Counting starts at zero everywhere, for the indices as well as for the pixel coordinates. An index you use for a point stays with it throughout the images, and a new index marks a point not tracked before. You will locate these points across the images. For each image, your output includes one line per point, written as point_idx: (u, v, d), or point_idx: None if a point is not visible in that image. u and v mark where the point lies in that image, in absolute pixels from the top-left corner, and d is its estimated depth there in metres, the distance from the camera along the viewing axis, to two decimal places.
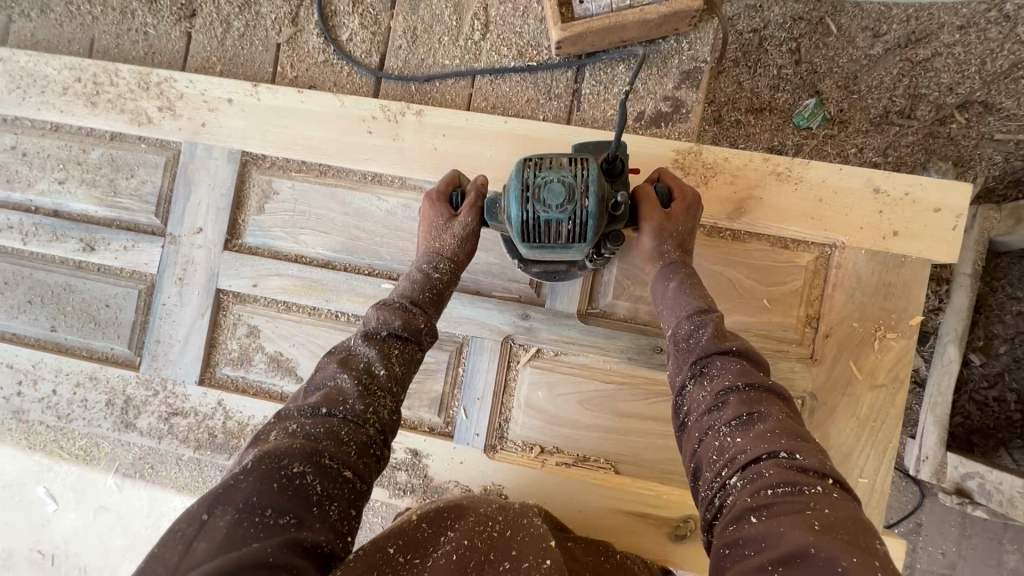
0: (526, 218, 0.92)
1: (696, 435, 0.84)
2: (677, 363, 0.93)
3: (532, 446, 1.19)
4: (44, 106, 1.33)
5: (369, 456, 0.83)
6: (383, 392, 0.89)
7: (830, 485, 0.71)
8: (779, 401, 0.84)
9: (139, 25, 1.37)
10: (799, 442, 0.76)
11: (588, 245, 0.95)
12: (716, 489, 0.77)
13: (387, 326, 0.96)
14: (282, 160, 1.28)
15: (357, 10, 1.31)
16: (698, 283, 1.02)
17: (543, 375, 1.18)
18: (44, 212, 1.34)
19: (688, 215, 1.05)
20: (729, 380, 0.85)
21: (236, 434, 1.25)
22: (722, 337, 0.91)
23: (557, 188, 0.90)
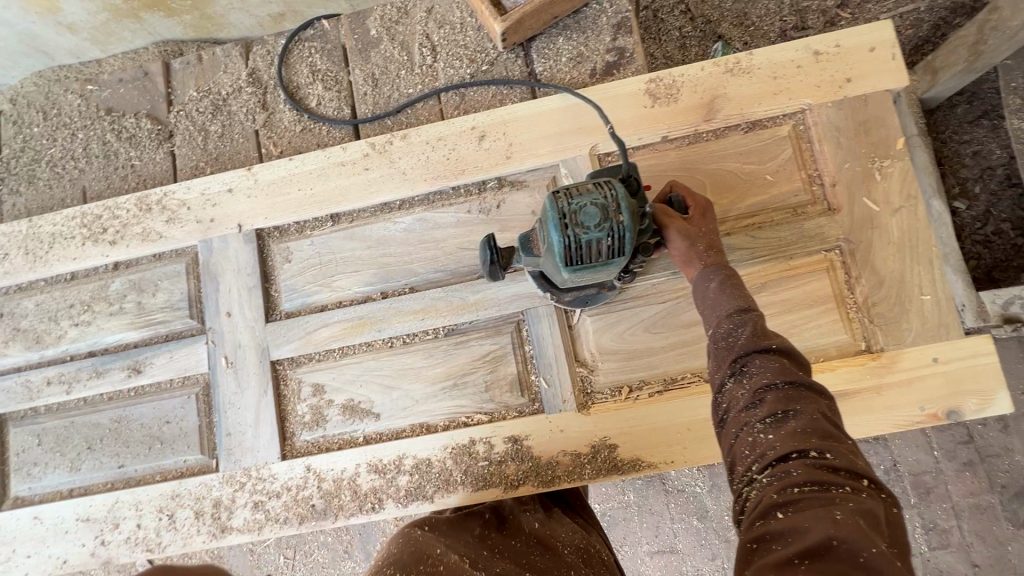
0: (568, 242, 0.93)
1: (733, 429, 0.80)
2: (714, 360, 0.87)
3: (620, 388, 1.20)
4: (55, 259, 1.38)
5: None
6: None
7: (864, 484, 0.68)
8: (819, 396, 0.79)
9: (125, 161, 1.47)
10: (831, 440, 0.72)
11: (627, 258, 0.97)
12: (743, 480, 0.74)
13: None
14: (294, 224, 1.35)
15: (317, 78, 1.44)
16: (738, 283, 0.96)
17: (604, 318, 1.22)
18: (82, 358, 1.36)
19: (708, 220, 1.08)
20: (768, 379, 0.79)
21: (335, 495, 1.22)
22: (763, 334, 0.85)
23: (593, 209, 0.93)
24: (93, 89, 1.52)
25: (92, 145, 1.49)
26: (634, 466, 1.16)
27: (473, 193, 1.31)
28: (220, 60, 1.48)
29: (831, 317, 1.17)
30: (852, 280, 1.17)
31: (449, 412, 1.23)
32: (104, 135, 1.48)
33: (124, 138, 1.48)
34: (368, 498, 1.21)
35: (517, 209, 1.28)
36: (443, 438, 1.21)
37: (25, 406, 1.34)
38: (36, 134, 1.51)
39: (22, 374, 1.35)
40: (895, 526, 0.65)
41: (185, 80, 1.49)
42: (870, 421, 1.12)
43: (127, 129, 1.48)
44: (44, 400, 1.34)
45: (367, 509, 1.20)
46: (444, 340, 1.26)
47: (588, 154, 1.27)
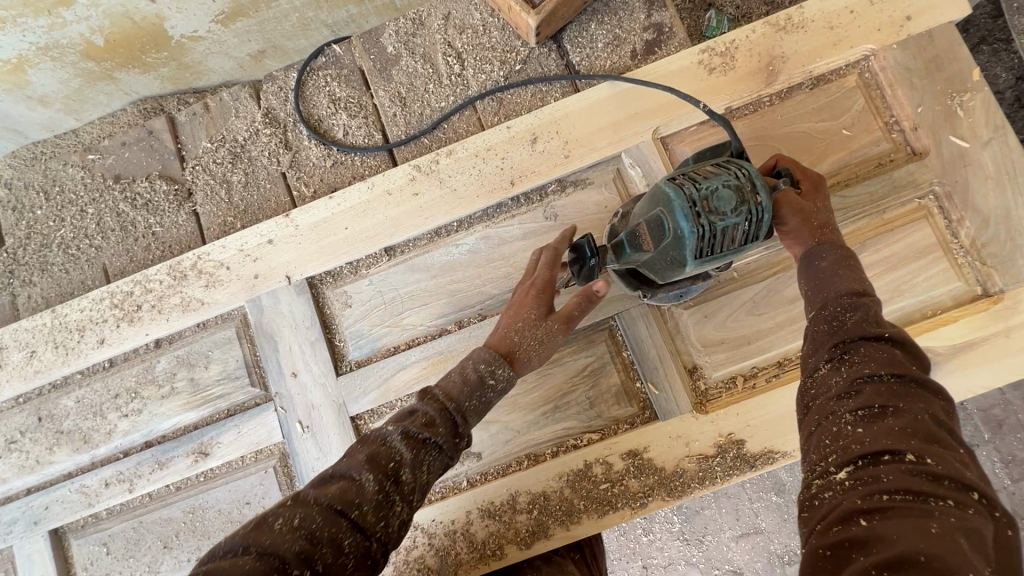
0: (703, 232, 0.83)
1: (817, 417, 0.73)
2: (810, 345, 0.80)
3: (733, 380, 1.13)
4: (89, 348, 1.26)
5: (364, 568, 0.73)
6: (397, 507, 0.79)
7: (971, 500, 0.58)
8: (937, 399, 0.69)
9: (145, 229, 1.35)
10: (937, 448, 0.63)
11: (757, 245, 0.89)
12: (818, 475, 0.67)
13: (472, 398, 0.92)
14: (347, 266, 1.24)
15: (338, 107, 1.34)
16: (850, 264, 0.86)
17: (702, 308, 1.14)
18: (139, 449, 1.24)
19: (821, 194, 0.97)
20: (868, 370, 0.72)
21: (449, 548, 1.12)
22: (873, 321, 0.77)
23: (727, 193, 0.84)
24: (94, 158, 1.40)
25: (104, 218, 1.37)
26: (766, 459, 1.08)
27: (534, 201, 1.22)
28: (230, 105, 1.38)
29: (939, 266, 1.10)
30: (954, 224, 1.11)
31: (554, 437, 1.14)
32: (116, 206, 1.37)
33: (139, 204, 1.36)
34: (486, 545, 1.11)
35: (585, 209, 1.20)
36: (556, 467, 1.12)
37: (87, 513, 1.22)
38: (40, 217, 1.39)
39: (78, 479, 1.23)
40: (999, 553, 0.56)
41: (194, 132, 1.38)
42: (1004, 367, 1.06)
43: (141, 195, 1.36)
44: (105, 504, 1.22)
45: (487, 557, 1.10)
46: None
47: (651, 139, 1.19)
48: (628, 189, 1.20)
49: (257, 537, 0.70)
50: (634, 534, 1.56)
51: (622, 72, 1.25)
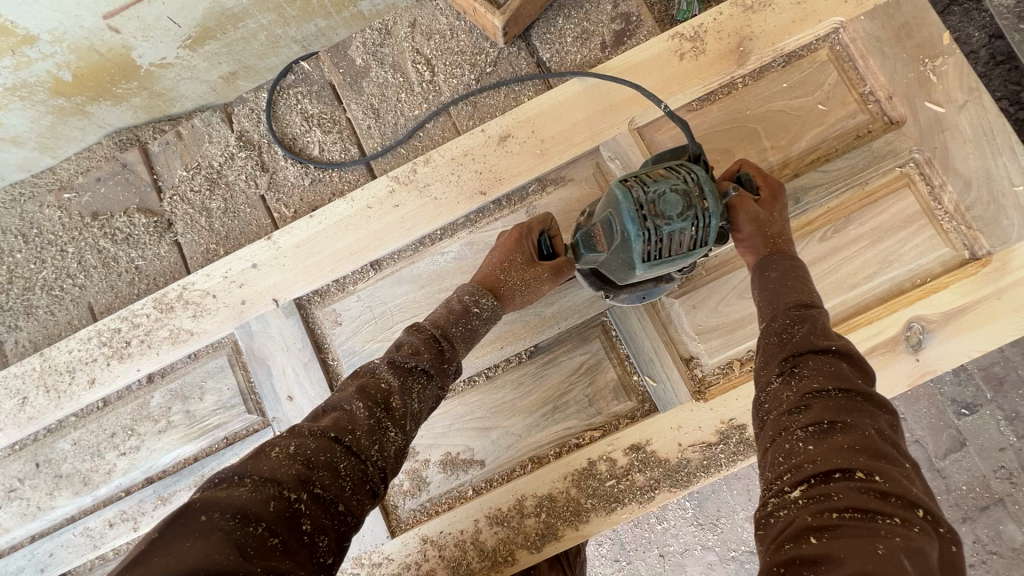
0: (648, 235, 0.85)
1: (772, 432, 0.77)
2: (764, 358, 0.86)
3: (730, 365, 1.12)
4: (81, 389, 1.25)
5: (364, 491, 0.77)
6: (393, 430, 0.83)
7: (917, 518, 0.62)
8: (884, 414, 0.74)
9: (127, 264, 1.34)
10: (884, 464, 0.67)
11: (706, 249, 0.91)
12: (773, 493, 0.70)
13: (456, 326, 0.99)
14: (333, 284, 1.24)
15: (311, 124, 1.33)
16: (797, 276, 0.93)
17: (693, 296, 1.13)
18: (141, 487, 1.23)
19: (777, 201, 1.04)
20: (818, 385, 0.77)
21: (460, 559, 1.11)
22: (824, 335, 0.82)
23: (674, 197, 0.86)
24: (70, 196, 1.39)
25: (86, 256, 1.36)
26: None
27: (516, 202, 1.22)
28: (203, 131, 1.37)
29: (925, 234, 1.10)
30: (937, 190, 1.11)
31: (556, 437, 1.14)
32: (96, 243, 1.36)
33: (120, 240, 1.35)
34: (498, 552, 1.10)
35: (568, 206, 1.20)
36: (560, 467, 1.11)
37: (94, 555, 1.21)
38: (20, 260, 1.38)
39: (82, 522, 1.22)
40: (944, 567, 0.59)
41: (169, 162, 1.37)
42: (998, 329, 1.06)
43: (121, 230, 1.35)
44: (112, 544, 1.21)
45: (500, 564, 1.10)
46: (529, 363, 1.16)
47: (628, 130, 1.18)
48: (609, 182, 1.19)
49: (254, 464, 0.71)
50: (646, 524, 1.56)
51: (594, 66, 1.24)
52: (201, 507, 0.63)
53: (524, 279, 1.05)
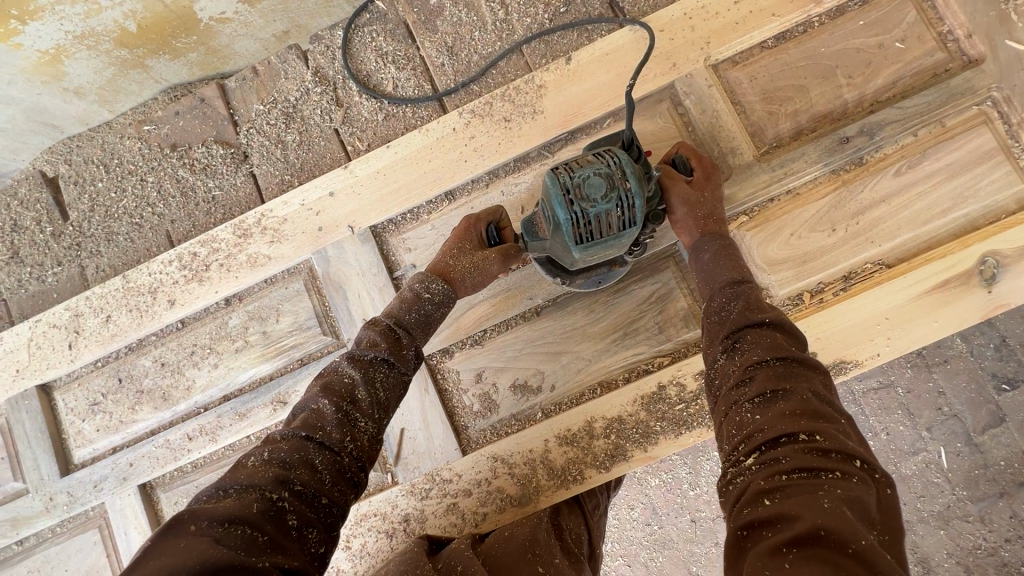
0: (576, 219, 0.90)
1: (724, 406, 0.84)
2: (709, 338, 0.93)
3: (800, 295, 1.15)
4: (161, 309, 1.30)
5: (345, 481, 0.83)
6: (363, 419, 0.89)
7: (855, 468, 0.67)
8: (816, 375, 0.80)
9: (204, 193, 1.39)
10: (821, 422, 0.73)
11: (638, 227, 0.95)
12: (733, 464, 0.76)
13: (411, 313, 1.02)
14: (408, 214, 1.27)
15: (385, 61, 1.36)
16: (732, 255, 1.01)
17: (763, 229, 1.16)
18: (217, 404, 1.28)
19: (712, 184, 1.09)
20: (758, 356, 0.83)
21: (529, 477, 1.15)
22: (756, 310, 0.89)
23: (597, 180, 0.90)
24: (150, 128, 1.44)
25: (165, 186, 1.41)
26: (838, 369, 1.11)
27: (589, 136, 1.24)
28: (279, 67, 1.41)
29: (1001, 171, 1.11)
30: (1015, 128, 1.11)
31: (626, 363, 1.17)
32: (175, 173, 1.41)
33: (198, 170, 1.40)
34: (567, 471, 1.14)
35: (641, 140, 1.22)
36: (630, 392, 1.14)
37: (172, 467, 1.27)
38: (101, 189, 1.43)
39: (162, 435, 1.28)
40: (887, 512, 0.64)
41: (246, 97, 1.41)
42: None
43: (199, 160, 1.40)
44: (189, 456, 1.26)
45: (569, 482, 1.13)
46: (599, 292, 1.19)
47: (704, 67, 1.20)
48: (683, 117, 1.22)
49: (235, 475, 0.77)
50: (678, 488, 1.57)
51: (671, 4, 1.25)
52: (189, 517, 0.68)
53: (474, 261, 1.08)
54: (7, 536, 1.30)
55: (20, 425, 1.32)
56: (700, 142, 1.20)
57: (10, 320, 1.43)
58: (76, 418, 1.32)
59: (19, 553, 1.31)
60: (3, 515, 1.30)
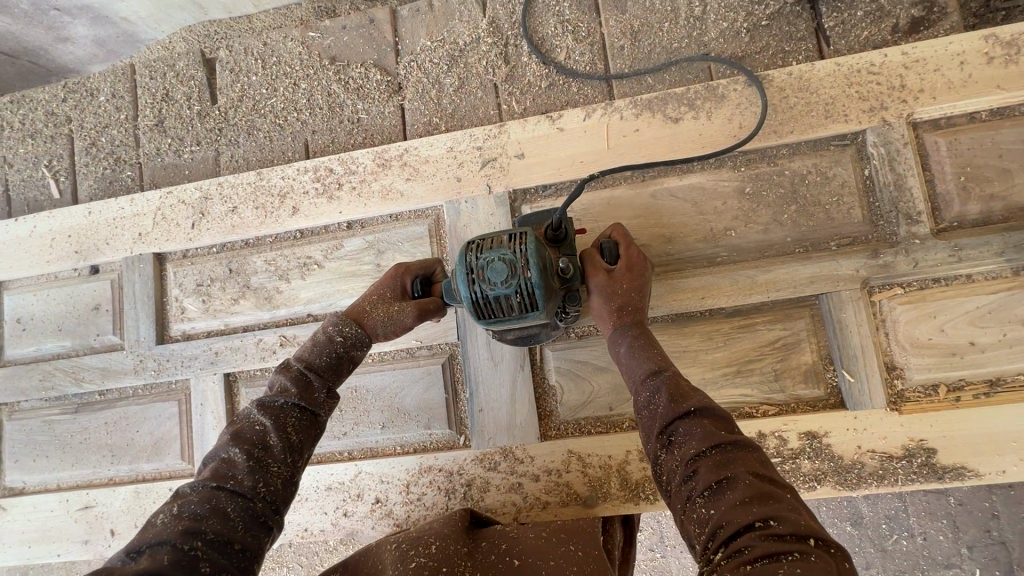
0: (476, 298, 0.92)
1: (678, 505, 0.78)
2: (645, 436, 0.88)
3: (935, 386, 1.08)
4: (284, 216, 1.32)
5: (256, 525, 0.80)
6: (275, 463, 0.86)
7: (812, 547, 0.63)
8: (752, 456, 0.78)
9: (350, 113, 1.39)
10: (771, 504, 0.69)
11: (543, 312, 0.93)
12: (703, 565, 0.69)
13: (320, 357, 1.00)
14: (549, 189, 1.25)
15: (565, 28, 1.31)
16: (649, 345, 0.98)
17: (917, 308, 1.09)
18: (314, 320, 1.31)
19: (633, 274, 1.03)
20: (697, 447, 0.79)
21: (601, 482, 1.13)
22: (682, 399, 0.86)
23: (499, 265, 0.90)
24: (313, 35, 1.43)
25: (314, 96, 1.41)
26: (956, 474, 1.04)
27: (761, 161, 1.17)
28: (455, 7, 1.37)
29: None
30: None
31: (730, 401, 1.14)
32: (327, 85, 1.41)
33: (351, 88, 1.39)
34: (640, 488, 1.12)
35: (814, 180, 1.15)
36: None
37: (258, 366, 1.30)
38: (251, 81, 1.45)
39: (256, 333, 1.30)
40: None
41: (414, 29, 1.39)
42: None
43: (354, 80, 1.40)
44: (277, 362, 1.29)
45: (640, 499, 1.12)
46: (723, 322, 1.16)
47: (905, 122, 1.12)
48: (864, 169, 1.15)
49: (143, 537, 0.75)
50: None
51: (888, 46, 1.16)
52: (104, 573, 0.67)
53: (389, 311, 1.05)
54: (94, 383, 1.36)
55: (131, 286, 1.38)
56: (876, 200, 1.13)
57: (140, 184, 1.47)
58: (180, 294, 1.36)
59: (99, 402, 1.38)
60: (95, 363, 1.36)
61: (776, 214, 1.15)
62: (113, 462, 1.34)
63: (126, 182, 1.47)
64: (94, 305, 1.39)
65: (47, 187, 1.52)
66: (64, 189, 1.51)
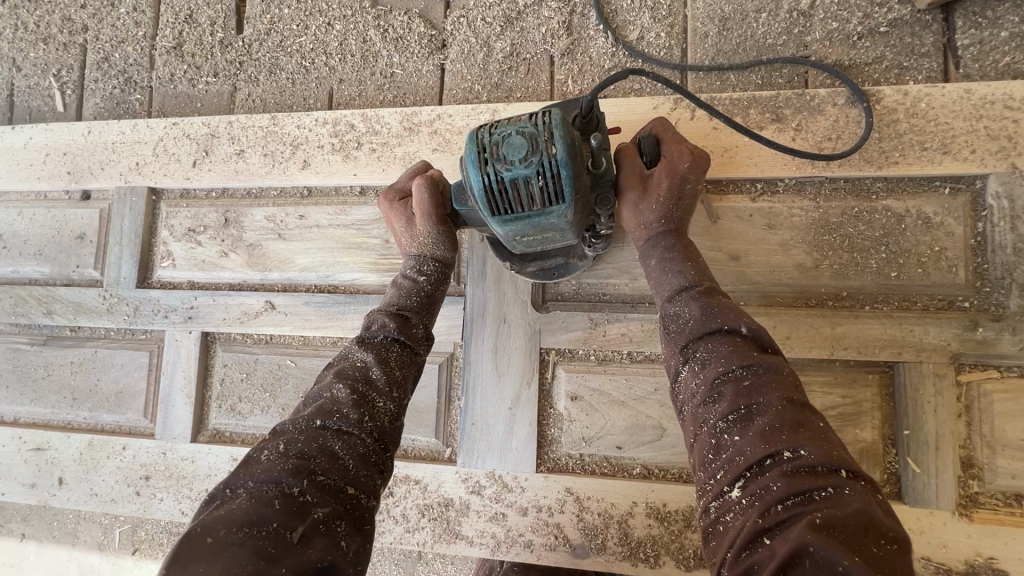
0: (487, 182, 0.75)
1: (691, 429, 0.69)
2: (665, 347, 0.78)
3: (1017, 496, 0.90)
4: (293, 169, 1.17)
5: (370, 466, 0.72)
6: (379, 398, 0.78)
7: (843, 479, 0.56)
8: (789, 384, 0.66)
9: (384, 66, 1.23)
10: (802, 434, 0.60)
11: (569, 205, 0.74)
12: (714, 497, 0.62)
13: (411, 298, 0.92)
14: None
15: (642, 4, 1.13)
16: (686, 257, 0.84)
17: (1012, 399, 0.90)
18: (307, 290, 1.17)
19: (671, 177, 0.86)
20: (723, 367, 0.69)
21: (597, 531, 0.98)
22: (714, 313, 0.74)
23: (517, 138, 0.73)
24: None
25: (348, 41, 1.25)
26: None
27: (851, 193, 0.98)
28: None
29: None
30: None
31: None
32: (363, 30, 1.24)
33: (389, 38, 1.23)
34: (641, 547, 0.97)
35: (913, 224, 0.95)
36: None
37: (238, 331, 1.17)
38: (281, 14, 1.29)
39: (242, 294, 1.17)
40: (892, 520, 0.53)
41: None
42: None
43: (394, 28, 1.23)
44: (259, 328, 1.16)
45: (638, 560, 0.97)
46: None
47: None
48: (977, 223, 0.95)
49: (247, 471, 0.67)
50: None
51: None
52: (201, 532, 0.58)
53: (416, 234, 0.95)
54: (65, 318, 1.25)
55: (119, 219, 1.25)
56: (985, 261, 0.93)
57: (149, 110, 1.34)
58: (169, 236, 1.23)
59: (70, 338, 1.27)
60: (69, 297, 1.25)
61: (858, 257, 0.96)
62: (73, 405, 1.23)
63: (134, 106, 1.35)
64: (78, 233, 1.28)
65: (52, 97, 1.40)
66: (70, 103, 1.39)
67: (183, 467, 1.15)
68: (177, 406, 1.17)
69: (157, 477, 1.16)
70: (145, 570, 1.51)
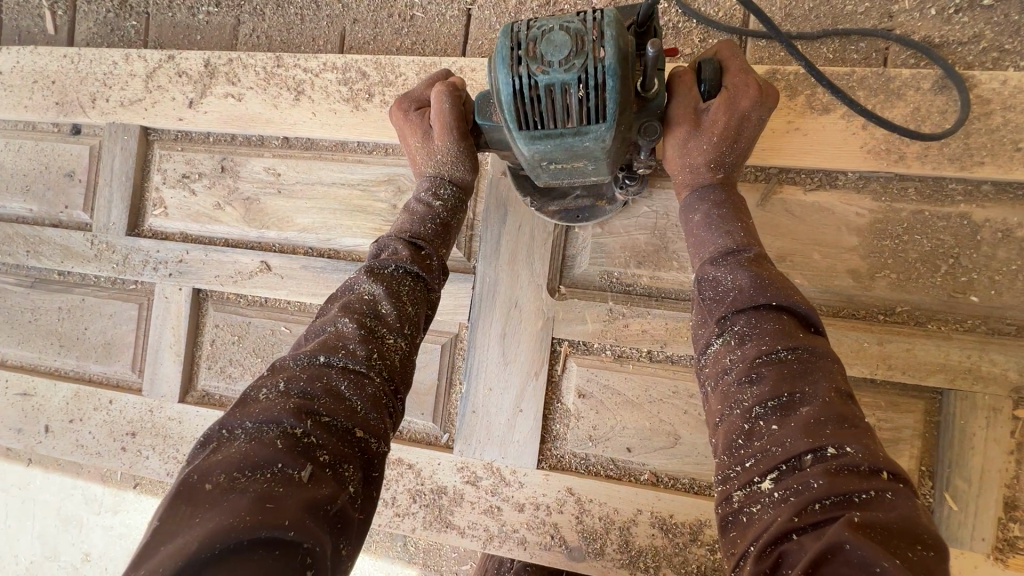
0: (518, 87, 0.63)
1: (719, 409, 0.59)
2: (699, 316, 0.67)
3: None
4: (296, 117, 1.06)
5: (380, 408, 0.63)
6: (390, 334, 0.69)
7: (885, 483, 0.47)
8: (836, 372, 0.57)
9: (404, 7, 1.09)
10: (849, 429, 0.51)
11: (610, 126, 0.63)
12: (741, 486, 0.53)
13: (426, 226, 0.82)
14: None
15: None
16: (736, 214, 0.73)
17: None
18: (306, 253, 1.09)
19: (731, 116, 0.74)
20: (765, 347, 0.58)
21: (596, 535, 0.92)
22: (762, 288, 0.63)
23: (560, 36, 0.61)
24: None
25: None
26: None
27: (923, 195, 0.86)
28: None
29: None
30: None
31: None
32: None
33: None
34: (642, 557, 0.91)
35: (989, 237, 0.83)
36: None
37: (231, 290, 1.10)
38: None
39: (235, 252, 1.09)
40: None
41: None
42: None
43: None
44: (252, 291, 1.08)
45: (637, 569, 0.91)
46: None
47: None
48: None
49: (244, 411, 0.58)
50: None
51: None
52: (196, 478, 0.50)
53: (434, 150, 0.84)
54: (52, 261, 1.18)
55: (109, 159, 1.16)
56: None
57: (145, 39, 1.22)
58: (162, 181, 1.14)
59: (58, 282, 1.21)
60: (57, 239, 1.18)
61: (919, 269, 0.85)
62: (61, 352, 1.18)
63: (129, 34, 1.23)
64: (67, 170, 1.19)
65: (42, 18, 1.28)
66: (61, 25, 1.27)
67: (170, 427, 1.11)
68: (164, 364, 1.12)
69: (143, 434, 1.12)
70: (138, 515, 1.51)
